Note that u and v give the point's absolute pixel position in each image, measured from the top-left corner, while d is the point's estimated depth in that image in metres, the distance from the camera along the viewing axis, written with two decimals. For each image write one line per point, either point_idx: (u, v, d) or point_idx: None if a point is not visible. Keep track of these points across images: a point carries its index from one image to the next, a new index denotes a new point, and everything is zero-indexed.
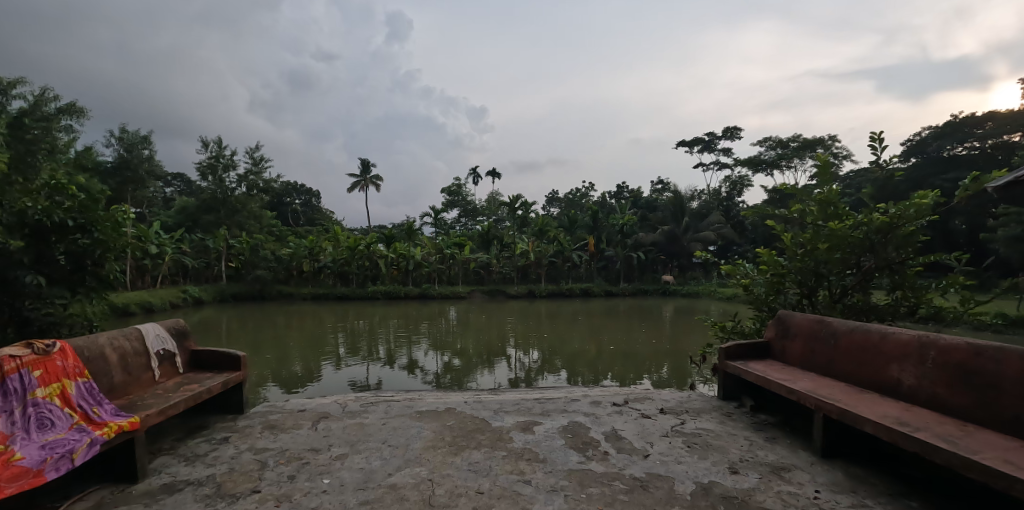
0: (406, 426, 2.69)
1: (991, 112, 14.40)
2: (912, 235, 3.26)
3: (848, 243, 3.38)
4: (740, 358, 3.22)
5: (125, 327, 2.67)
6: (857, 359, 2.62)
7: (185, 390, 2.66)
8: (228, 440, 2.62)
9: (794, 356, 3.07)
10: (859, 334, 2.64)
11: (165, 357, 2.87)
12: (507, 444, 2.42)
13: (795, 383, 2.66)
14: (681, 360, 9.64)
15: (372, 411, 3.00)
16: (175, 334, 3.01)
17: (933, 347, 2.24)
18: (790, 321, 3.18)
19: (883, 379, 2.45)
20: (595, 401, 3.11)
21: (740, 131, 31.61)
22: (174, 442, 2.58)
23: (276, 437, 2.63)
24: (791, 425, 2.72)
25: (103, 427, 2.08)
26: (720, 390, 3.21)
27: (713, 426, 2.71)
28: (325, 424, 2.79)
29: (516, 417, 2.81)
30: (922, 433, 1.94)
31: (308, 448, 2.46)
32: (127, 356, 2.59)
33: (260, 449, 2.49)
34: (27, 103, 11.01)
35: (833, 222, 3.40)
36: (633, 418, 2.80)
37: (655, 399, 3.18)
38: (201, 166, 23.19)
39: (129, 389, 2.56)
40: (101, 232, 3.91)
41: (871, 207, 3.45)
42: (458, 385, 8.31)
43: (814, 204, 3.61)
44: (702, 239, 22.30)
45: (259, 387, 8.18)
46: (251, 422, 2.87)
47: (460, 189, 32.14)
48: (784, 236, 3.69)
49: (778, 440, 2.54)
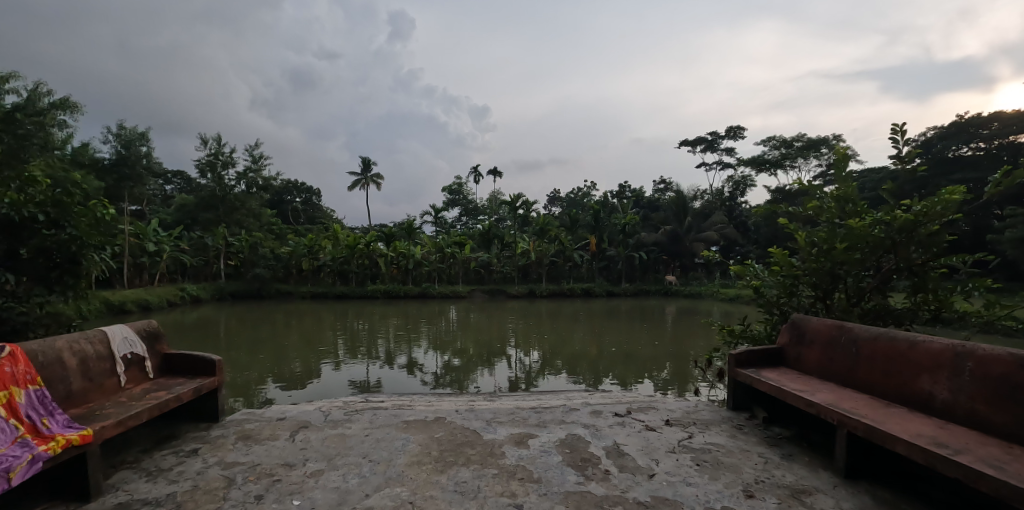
0: (390, 438, 2.48)
1: (998, 112, 14.15)
2: (937, 234, 3.03)
3: (867, 243, 3.18)
4: (751, 366, 3.01)
5: (89, 329, 2.46)
6: (880, 369, 2.42)
7: (151, 398, 2.45)
8: (197, 452, 2.41)
9: (809, 364, 2.86)
10: (884, 342, 2.43)
11: (133, 362, 2.66)
12: (499, 460, 2.21)
13: (814, 394, 2.46)
14: (686, 362, 9.39)
15: (355, 419, 2.79)
16: (145, 336, 2.80)
17: (970, 358, 2.03)
18: (805, 326, 2.97)
19: (911, 392, 2.25)
20: (595, 411, 2.90)
21: (744, 131, 31.36)
22: (138, 454, 2.38)
23: (249, 450, 2.42)
24: (809, 441, 2.51)
25: (49, 441, 1.87)
26: (730, 399, 3.00)
27: (723, 441, 2.51)
28: (304, 435, 2.58)
29: (510, 428, 2.60)
30: (964, 457, 1.75)
31: (281, 463, 2.26)
32: (89, 361, 2.38)
33: (230, 463, 2.28)
34: (20, 97, 10.80)
35: (851, 220, 3.19)
36: (636, 431, 2.59)
37: (660, 409, 2.96)
38: (200, 163, 23.02)
39: (90, 396, 2.35)
40: (76, 228, 3.73)
41: (892, 205, 3.23)
42: (457, 386, 8.09)
43: (831, 201, 3.40)
44: (705, 239, 22.07)
45: (253, 387, 7.99)
46: (226, 431, 2.67)
47: (461, 188, 31.97)
48: (798, 234, 3.48)
49: (796, 457, 2.33)
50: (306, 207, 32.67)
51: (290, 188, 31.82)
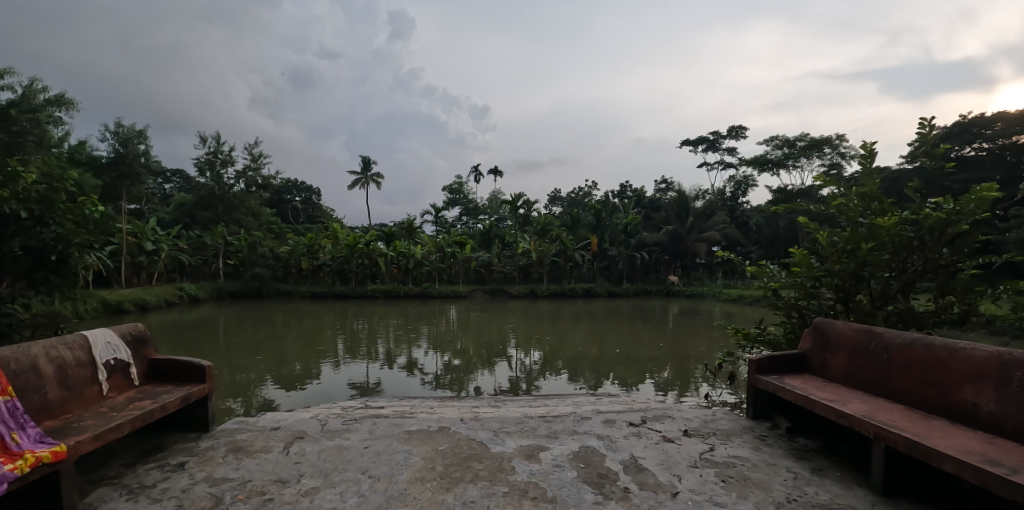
0: (392, 451, 2.32)
1: (1002, 112, 13.99)
2: (969, 234, 2.86)
3: (894, 243, 3.00)
4: (772, 372, 2.84)
5: (68, 334, 2.30)
6: (916, 378, 2.26)
7: (134, 408, 2.28)
8: (184, 467, 2.25)
9: (835, 370, 2.70)
10: (920, 348, 2.27)
11: (117, 368, 2.50)
12: (509, 476, 2.04)
13: (846, 404, 2.30)
14: (689, 363, 9.23)
15: (354, 430, 2.62)
16: (131, 340, 2.64)
17: (1019, 367, 1.87)
18: (829, 330, 2.81)
19: (952, 403, 2.09)
20: (609, 420, 2.73)
21: (745, 130, 31.19)
22: (121, 468, 2.22)
23: (241, 463, 2.26)
24: (838, 453, 2.35)
25: (16, 460, 1.70)
26: (750, 408, 2.84)
27: (747, 453, 2.34)
28: (299, 446, 2.41)
29: (519, 439, 2.43)
30: (1022, 478, 1.59)
31: (274, 479, 2.09)
32: (67, 368, 2.22)
33: (218, 479, 2.12)
34: (15, 93, 10.63)
35: (877, 220, 3.02)
36: (653, 443, 2.42)
37: (677, 418, 2.80)
38: (199, 162, 22.85)
39: (68, 407, 2.20)
40: (61, 226, 3.58)
41: (921, 203, 3.05)
42: (458, 387, 7.95)
43: (854, 199, 3.22)
44: (707, 239, 21.89)
45: (253, 387, 7.88)
46: (216, 443, 2.50)
47: (461, 187, 31.80)
48: (819, 234, 3.30)
49: (827, 472, 2.17)
50: (306, 207, 32.52)
51: (290, 187, 31.70)
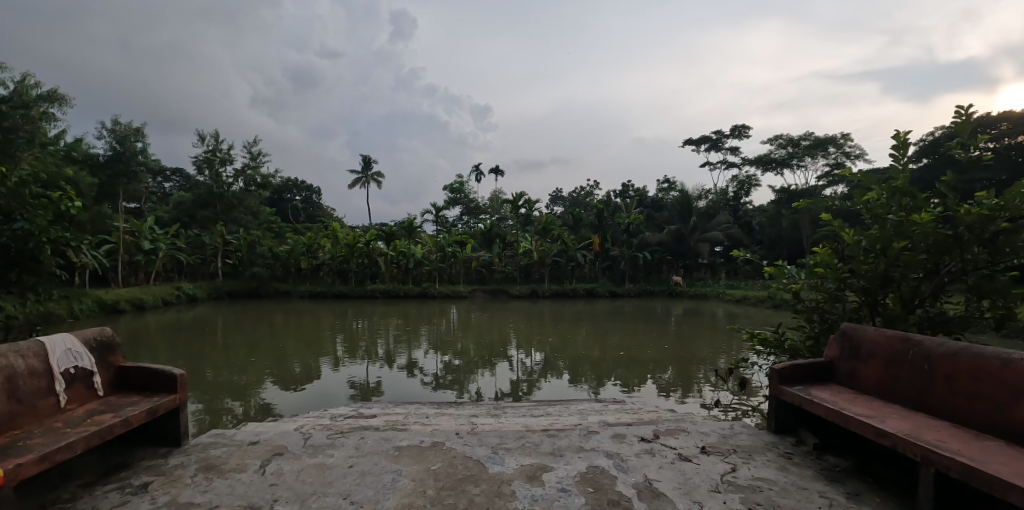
0: (379, 471, 2.09)
1: (1008, 111, 13.79)
2: (1011, 234, 2.61)
3: (928, 242, 2.74)
4: (796, 383, 2.61)
5: (22, 340, 2.07)
6: (965, 391, 2.02)
7: (93, 423, 2.06)
8: (146, 488, 2.03)
9: (867, 381, 2.47)
10: (967, 358, 2.02)
11: (77, 378, 2.27)
12: (509, 504, 1.81)
13: (885, 422, 2.07)
14: (694, 364, 9.01)
15: (339, 445, 2.38)
16: (96, 346, 2.41)
17: None
18: (859, 337, 2.57)
19: (1006, 421, 1.86)
20: (617, 434, 2.50)
21: (748, 130, 30.95)
22: (77, 491, 2.00)
23: (209, 485, 2.03)
24: (874, 475, 2.12)
25: None
26: (772, 421, 2.62)
27: (774, 475, 2.11)
28: (277, 465, 2.18)
29: (520, 458, 2.20)
30: None
31: (244, 506, 1.86)
32: (18, 378, 1.99)
33: (183, 505, 1.89)
34: (6, 88, 10.43)
35: (912, 216, 2.76)
36: (668, 462, 2.19)
37: (693, 433, 2.56)
38: (198, 160, 22.64)
39: (17, 422, 1.96)
40: (29, 222, 3.36)
41: (958, 200, 2.79)
42: (458, 388, 7.75)
43: (884, 195, 2.97)
44: (710, 239, 21.67)
45: (250, 388, 7.68)
46: (186, 460, 2.27)
47: (462, 186, 31.59)
48: (844, 233, 3.05)
49: (865, 497, 1.94)
50: (306, 206, 32.35)
51: (289, 187, 31.54)
